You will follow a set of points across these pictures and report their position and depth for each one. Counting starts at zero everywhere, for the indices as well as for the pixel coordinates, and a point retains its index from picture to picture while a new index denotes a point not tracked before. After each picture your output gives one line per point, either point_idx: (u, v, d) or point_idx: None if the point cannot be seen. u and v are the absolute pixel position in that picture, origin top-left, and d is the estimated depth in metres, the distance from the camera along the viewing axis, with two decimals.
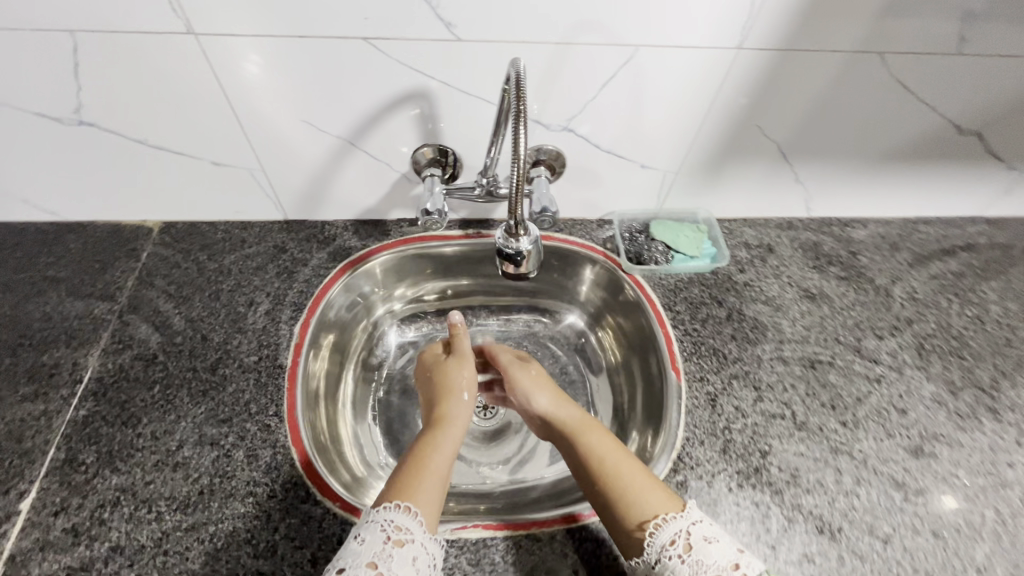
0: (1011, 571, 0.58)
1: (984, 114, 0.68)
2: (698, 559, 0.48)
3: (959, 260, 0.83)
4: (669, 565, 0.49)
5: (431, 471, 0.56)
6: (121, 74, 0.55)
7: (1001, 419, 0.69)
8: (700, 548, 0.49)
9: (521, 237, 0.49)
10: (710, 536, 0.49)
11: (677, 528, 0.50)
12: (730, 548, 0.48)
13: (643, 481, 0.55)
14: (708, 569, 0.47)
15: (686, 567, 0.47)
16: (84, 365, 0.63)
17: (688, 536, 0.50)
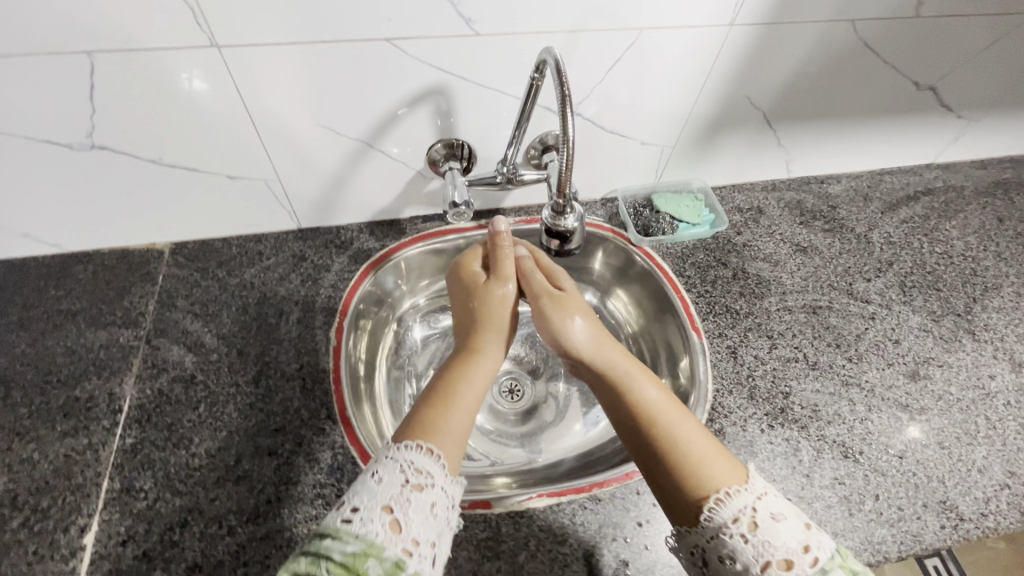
0: (1005, 467, 0.66)
1: (937, 69, 0.76)
2: (766, 540, 0.46)
3: (923, 204, 0.92)
4: (730, 542, 0.47)
5: (455, 412, 0.56)
6: (140, 90, 0.56)
7: (978, 339, 0.77)
8: (769, 529, 0.46)
9: (567, 215, 0.53)
10: (777, 514, 0.48)
11: (740, 504, 0.48)
12: (798, 525, 0.47)
13: (703, 445, 0.53)
14: (776, 552, 0.45)
15: (752, 548, 0.46)
16: (121, 394, 0.62)
17: (755, 514, 0.48)
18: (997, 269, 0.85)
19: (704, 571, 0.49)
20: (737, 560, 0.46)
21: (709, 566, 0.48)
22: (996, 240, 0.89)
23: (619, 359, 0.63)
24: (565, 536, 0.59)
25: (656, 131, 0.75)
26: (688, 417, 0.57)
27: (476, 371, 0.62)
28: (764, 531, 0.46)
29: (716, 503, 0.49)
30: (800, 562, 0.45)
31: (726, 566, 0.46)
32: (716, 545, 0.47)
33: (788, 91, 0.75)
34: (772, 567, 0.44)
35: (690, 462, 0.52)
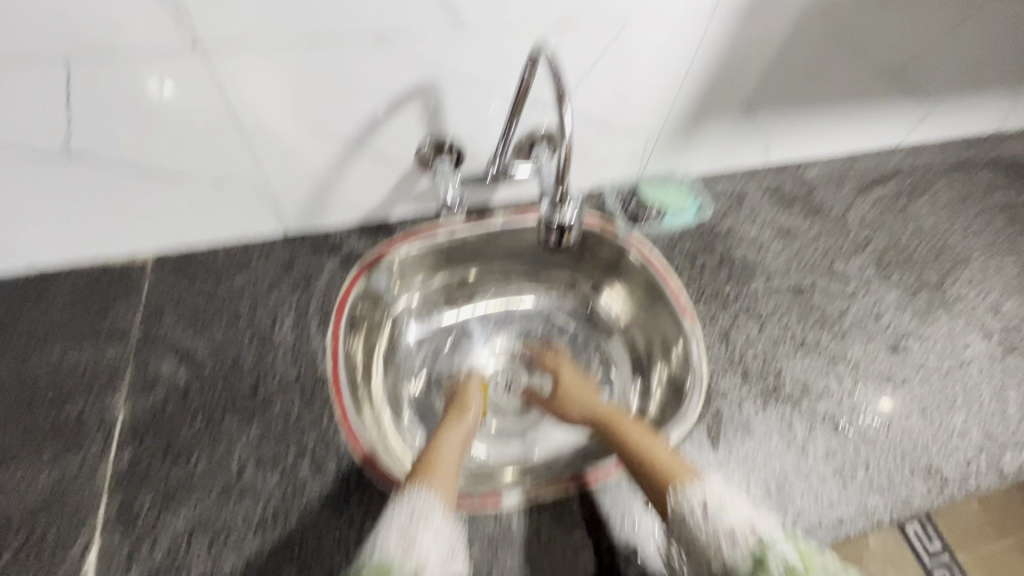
0: (983, 430, 0.70)
1: (902, 53, 0.80)
2: (716, 518, 0.51)
3: (893, 184, 0.96)
4: (691, 523, 0.52)
5: (444, 463, 0.58)
6: (119, 96, 0.54)
7: (952, 310, 0.81)
8: (719, 509, 0.52)
9: (566, 208, 0.55)
10: (727, 498, 0.53)
11: (697, 492, 0.53)
12: (745, 506, 0.52)
13: (674, 456, 0.59)
14: (724, 526, 0.50)
15: (713, 532, 0.50)
16: (112, 411, 0.60)
17: (706, 497, 0.53)
18: (965, 244, 0.89)
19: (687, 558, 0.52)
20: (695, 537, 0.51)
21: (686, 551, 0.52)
22: (962, 215, 0.93)
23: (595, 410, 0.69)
24: (574, 525, 0.60)
25: (640, 121, 0.77)
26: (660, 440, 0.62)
27: (460, 431, 0.65)
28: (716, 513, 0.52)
29: (679, 493, 0.54)
30: (744, 534, 0.49)
31: (693, 546, 0.51)
32: (683, 529, 0.52)
33: (765, 78, 0.77)
34: (720, 540, 0.50)
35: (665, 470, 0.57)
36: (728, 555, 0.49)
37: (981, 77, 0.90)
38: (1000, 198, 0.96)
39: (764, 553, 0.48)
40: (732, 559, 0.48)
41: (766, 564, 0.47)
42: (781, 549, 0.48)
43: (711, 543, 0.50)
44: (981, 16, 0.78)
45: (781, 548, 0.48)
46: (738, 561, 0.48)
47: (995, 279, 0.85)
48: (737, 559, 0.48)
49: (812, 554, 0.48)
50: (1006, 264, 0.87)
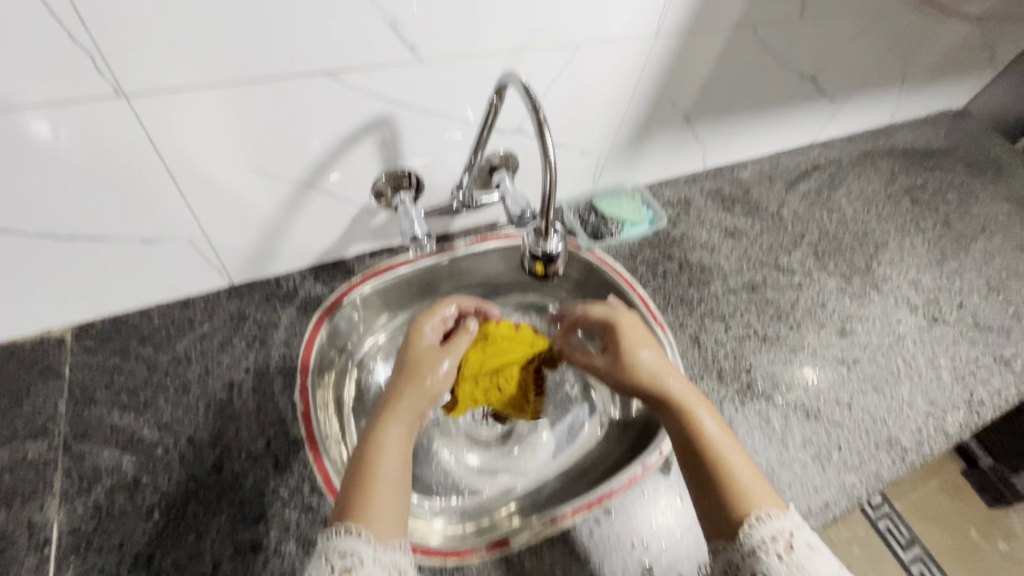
0: (926, 398, 0.77)
1: (816, 62, 0.87)
2: (801, 566, 0.46)
3: (815, 179, 1.04)
4: (766, 559, 0.47)
5: (381, 480, 0.49)
6: (24, 154, 0.46)
7: (882, 290, 0.89)
8: (803, 553, 0.47)
9: (550, 237, 0.55)
10: (813, 544, 0.48)
11: (781, 530, 0.48)
12: (830, 558, 0.47)
13: (751, 475, 0.53)
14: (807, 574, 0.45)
15: (787, 568, 0.46)
16: (44, 522, 0.51)
17: (790, 537, 0.48)
18: (882, 229, 0.99)
19: None
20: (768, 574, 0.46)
21: None
22: (875, 202, 1.03)
23: (680, 388, 0.59)
24: (588, 554, 0.58)
25: (593, 139, 0.77)
26: (739, 449, 0.55)
27: (396, 424, 0.54)
28: (800, 556, 0.46)
29: (755, 520, 0.49)
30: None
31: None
32: (754, 562, 0.47)
33: (703, 92, 0.80)
34: None
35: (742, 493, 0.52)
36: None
37: (877, 80, 1.00)
38: (902, 183, 1.07)
39: None
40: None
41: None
42: None
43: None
44: (877, 26, 0.87)
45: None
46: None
47: (911, 257, 0.95)
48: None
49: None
50: (917, 242, 0.97)
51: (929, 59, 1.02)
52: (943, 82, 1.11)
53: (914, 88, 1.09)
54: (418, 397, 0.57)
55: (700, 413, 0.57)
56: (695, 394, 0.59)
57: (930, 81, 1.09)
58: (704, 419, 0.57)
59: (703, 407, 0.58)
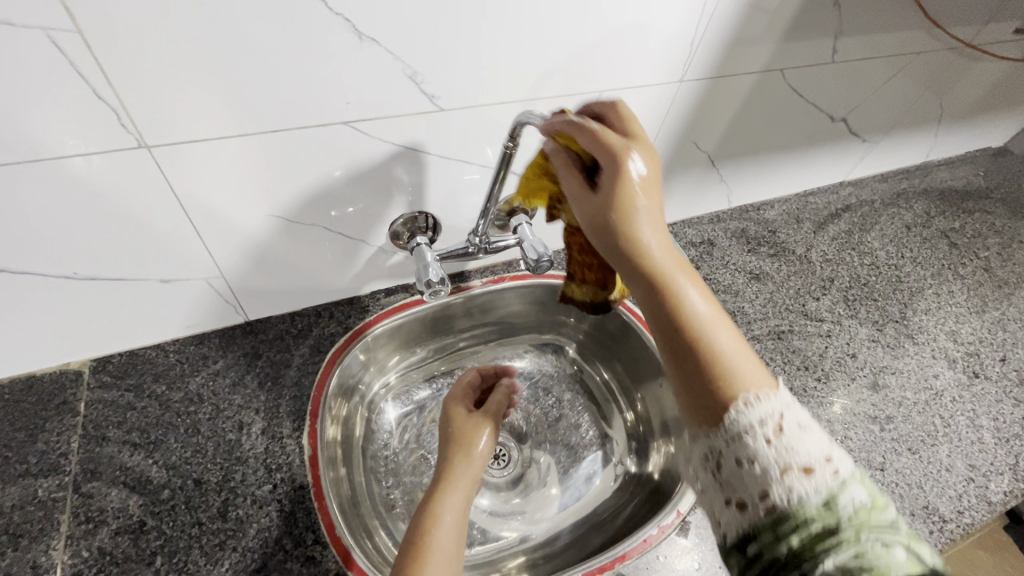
0: (967, 462, 0.72)
1: (846, 104, 0.84)
2: (791, 447, 0.37)
3: (846, 220, 1.01)
4: (752, 446, 0.37)
5: (443, 531, 0.48)
6: (47, 204, 0.46)
7: (917, 342, 0.84)
8: (793, 436, 0.37)
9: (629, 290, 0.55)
10: (803, 423, 0.38)
11: (771, 410, 0.38)
12: (823, 435, 0.38)
13: (741, 351, 0.41)
14: (798, 458, 0.36)
15: (773, 453, 0.37)
16: (48, 564, 0.51)
17: (782, 421, 0.38)
18: (917, 274, 0.94)
19: (715, 477, 0.39)
20: (755, 463, 0.37)
21: (721, 472, 0.38)
22: (909, 246, 0.99)
23: (663, 243, 0.42)
24: None
25: None
26: (727, 319, 0.42)
27: (456, 486, 0.54)
28: (789, 438, 0.37)
29: (742, 407, 0.38)
30: (822, 470, 0.36)
31: (741, 470, 0.37)
32: (736, 449, 0.37)
33: (728, 134, 0.79)
34: (791, 474, 0.36)
35: (726, 374, 0.39)
36: (796, 490, 0.35)
37: (911, 121, 0.97)
38: (938, 226, 1.02)
39: (839, 497, 0.35)
40: (802, 495, 0.35)
41: (840, 507, 0.35)
42: (847, 493, 0.35)
43: (776, 473, 0.36)
44: (914, 68, 0.84)
45: (856, 492, 0.36)
46: (808, 498, 0.35)
47: (950, 305, 0.90)
48: (805, 499, 0.35)
49: (881, 496, 0.37)
50: (955, 289, 0.92)
51: (967, 100, 0.98)
52: (983, 121, 1.07)
53: (951, 129, 1.05)
54: (473, 461, 0.58)
55: (680, 274, 0.42)
56: (676, 255, 0.43)
57: (968, 120, 1.05)
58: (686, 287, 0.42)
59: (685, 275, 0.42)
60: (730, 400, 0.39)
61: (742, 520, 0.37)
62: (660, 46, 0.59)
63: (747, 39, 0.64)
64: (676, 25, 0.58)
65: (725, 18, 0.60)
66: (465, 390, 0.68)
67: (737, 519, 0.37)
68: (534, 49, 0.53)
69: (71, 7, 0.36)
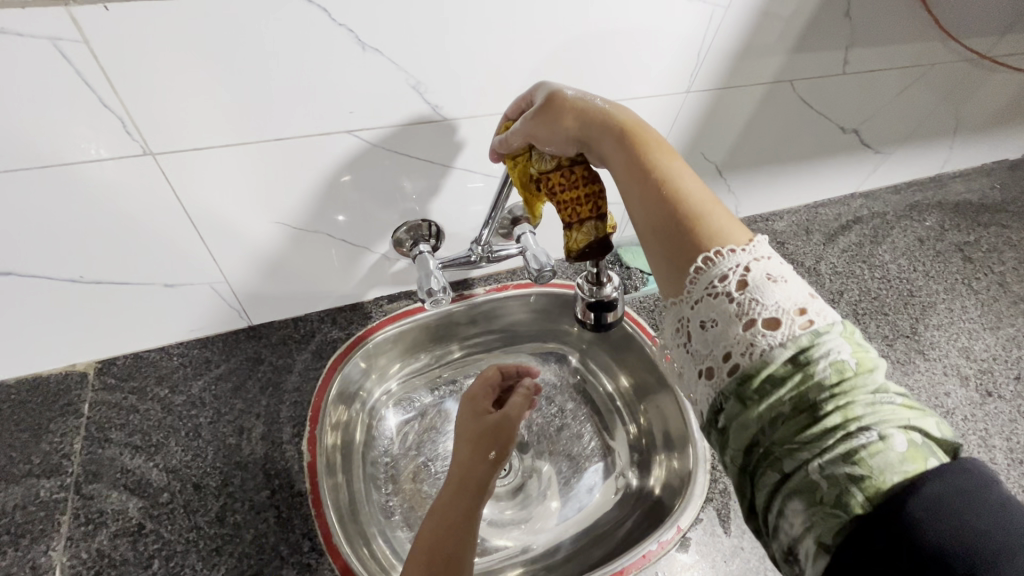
0: None
1: (857, 115, 0.83)
2: (756, 299, 0.34)
3: (856, 233, 0.99)
4: (715, 303, 0.35)
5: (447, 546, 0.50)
6: (54, 209, 0.47)
7: (928, 358, 0.83)
8: (762, 286, 0.35)
9: (607, 284, 0.55)
10: (775, 276, 0.35)
11: (741, 260, 0.35)
12: (797, 286, 0.35)
13: (716, 206, 0.39)
14: (765, 311, 0.34)
15: (734, 306, 0.35)
16: (48, 565, 0.51)
17: (749, 270, 0.35)
18: (929, 288, 0.92)
19: (688, 346, 0.38)
20: (719, 322, 0.35)
21: (691, 340, 0.37)
22: (922, 259, 0.97)
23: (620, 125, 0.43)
24: None
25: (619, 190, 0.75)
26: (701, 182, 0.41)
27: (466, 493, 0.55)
28: (757, 290, 0.34)
29: (714, 257, 0.36)
30: (790, 321, 0.33)
31: (705, 331, 0.36)
32: (701, 311, 0.36)
33: (736, 145, 0.78)
34: (756, 325, 0.33)
35: (700, 225, 0.38)
36: (762, 344, 0.33)
37: (925, 133, 0.95)
38: (952, 240, 1.00)
39: (813, 351, 0.32)
40: (767, 351, 0.33)
41: (812, 374, 0.32)
42: (824, 351, 0.32)
43: (740, 331, 0.34)
44: (929, 79, 0.82)
45: (836, 344, 0.33)
46: (773, 355, 0.33)
47: (963, 321, 0.88)
48: (769, 352, 0.33)
49: (869, 358, 0.33)
50: (968, 305, 0.90)
51: (983, 112, 0.96)
52: (1000, 133, 1.05)
53: (966, 141, 1.03)
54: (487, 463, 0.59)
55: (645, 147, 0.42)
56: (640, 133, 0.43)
57: (984, 132, 1.03)
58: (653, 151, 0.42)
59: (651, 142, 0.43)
60: (704, 251, 0.37)
61: (711, 387, 0.36)
62: (667, 56, 0.59)
63: (756, 51, 0.64)
64: (682, 35, 0.57)
65: (732, 28, 0.59)
66: (485, 387, 0.68)
67: (707, 388, 0.36)
68: (539, 59, 0.53)
69: (78, 18, 0.37)
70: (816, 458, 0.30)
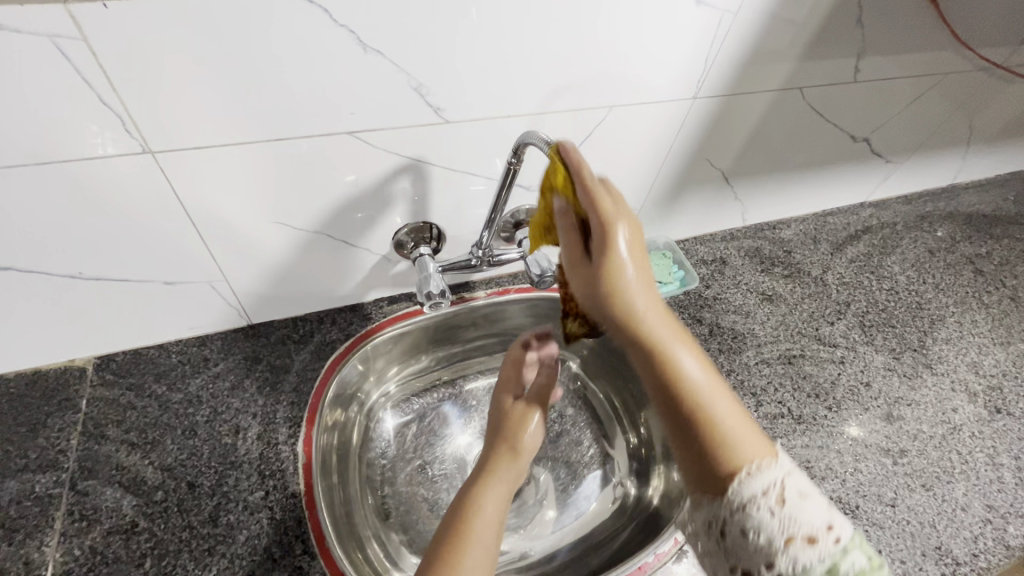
0: (985, 503, 0.68)
1: (868, 124, 0.82)
2: (790, 517, 0.39)
3: (865, 243, 0.98)
4: (756, 517, 0.40)
5: (479, 538, 0.46)
6: (54, 205, 0.47)
7: (936, 372, 0.81)
8: (795, 505, 0.40)
9: None
10: (805, 491, 0.40)
11: (770, 483, 0.40)
12: (823, 502, 0.40)
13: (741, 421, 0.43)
14: (800, 529, 0.39)
15: (775, 524, 0.39)
16: (40, 561, 0.51)
17: (781, 492, 0.40)
18: (939, 301, 0.91)
19: (722, 543, 0.42)
20: (758, 532, 0.40)
21: (728, 539, 0.42)
22: (932, 271, 0.95)
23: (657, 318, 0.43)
24: None
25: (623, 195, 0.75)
26: (722, 383, 0.44)
27: (496, 485, 0.53)
28: (791, 509, 0.39)
29: (741, 484, 0.41)
30: (824, 540, 0.39)
31: (745, 540, 0.40)
32: (742, 521, 0.40)
33: (742, 152, 0.77)
34: (794, 544, 0.38)
35: (726, 447, 0.42)
36: (800, 563, 0.38)
37: (937, 144, 0.93)
38: (963, 252, 0.99)
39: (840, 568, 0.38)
40: (805, 565, 0.38)
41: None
42: (849, 559, 0.38)
43: (779, 545, 0.39)
44: (942, 89, 0.81)
45: (856, 556, 0.38)
46: (811, 568, 0.38)
47: (973, 335, 0.86)
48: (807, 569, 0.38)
49: (878, 559, 0.39)
50: (978, 319, 0.89)
51: (997, 123, 0.95)
52: (1014, 144, 1.03)
53: (980, 152, 1.02)
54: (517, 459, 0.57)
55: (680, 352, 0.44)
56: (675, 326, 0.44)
57: (998, 142, 1.01)
58: (681, 355, 0.44)
59: (678, 340, 0.44)
60: (729, 476, 0.41)
61: None
62: (674, 62, 0.58)
63: (765, 58, 0.63)
64: (689, 40, 0.57)
65: (741, 34, 0.58)
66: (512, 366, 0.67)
67: None
68: (542, 62, 0.52)
69: (77, 16, 0.37)
70: None
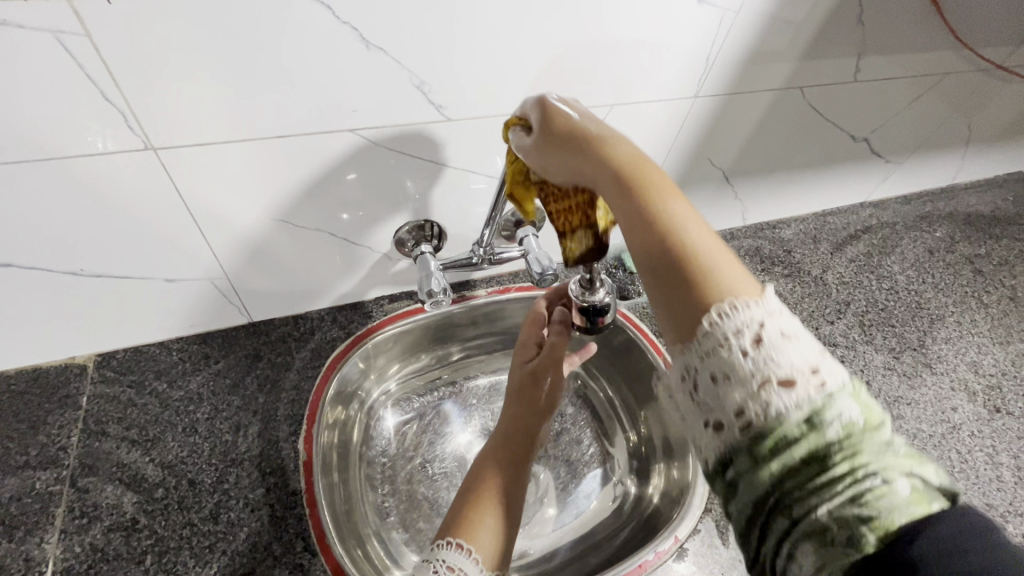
0: (984, 503, 0.68)
1: (867, 124, 0.82)
2: (769, 358, 0.30)
3: (864, 242, 0.98)
4: (724, 357, 0.31)
5: (500, 501, 0.51)
6: (55, 202, 0.47)
7: (936, 372, 0.81)
8: (775, 346, 0.31)
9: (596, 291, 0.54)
10: (788, 332, 0.32)
11: (754, 317, 0.31)
12: (810, 343, 0.32)
13: (729, 263, 0.34)
14: (778, 370, 0.30)
15: (751, 364, 0.30)
16: (40, 558, 0.51)
17: (763, 326, 0.31)
18: (938, 301, 0.91)
19: (695, 398, 0.33)
20: (730, 378, 0.31)
21: (699, 391, 0.33)
22: (931, 271, 0.95)
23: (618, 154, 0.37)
24: None
25: None
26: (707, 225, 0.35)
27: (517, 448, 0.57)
28: (771, 348, 0.31)
29: (719, 316, 0.32)
30: (805, 382, 0.30)
31: (716, 387, 0.32)
32: (713, 365, 0.31)
33: (743, 151, 0.77)
34: (770, 388, 0.30)
35: (702, 279, 0.33)
36: (776, 409, 0.30)
37: (936, 144, 0.94)
38: (962, 252, 0.99)
39: (826, 413, 0.30)
40: (781, 412, 0.30)
41: (824, 429, 0.29)
42: (839, 407, 0.30)
43: (753, 390, 0.30)
44: (941, 90, 0.81)
45: (847, 405, 0.30)
46: (788, 415, 0.30)
47: (973, 335, 0.86)
48: (783, 415, 0.30)
49: (876, 414, 0.31)
50: (978, 319, 0.89)
51: (996, 124, 0.95)
52: (1014, 144, 1.03)
53: (979, 152, 1.02)
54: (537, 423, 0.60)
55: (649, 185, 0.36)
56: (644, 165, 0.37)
57: (998, 142, 1.01)
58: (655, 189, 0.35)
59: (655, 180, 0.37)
60: (706, 307, 0.32)
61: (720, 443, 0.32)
62: (674, 61, 0.58)
63: (765, 57, 0.63)
64: (690, 40, 0.57)
65: (741, 34, 0.59)
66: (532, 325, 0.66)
67: (714, 442, 0.32)
68: (543, 60, 0.53)
69: (80, 10, 0.37)
70: (824, 503, 0.29)
